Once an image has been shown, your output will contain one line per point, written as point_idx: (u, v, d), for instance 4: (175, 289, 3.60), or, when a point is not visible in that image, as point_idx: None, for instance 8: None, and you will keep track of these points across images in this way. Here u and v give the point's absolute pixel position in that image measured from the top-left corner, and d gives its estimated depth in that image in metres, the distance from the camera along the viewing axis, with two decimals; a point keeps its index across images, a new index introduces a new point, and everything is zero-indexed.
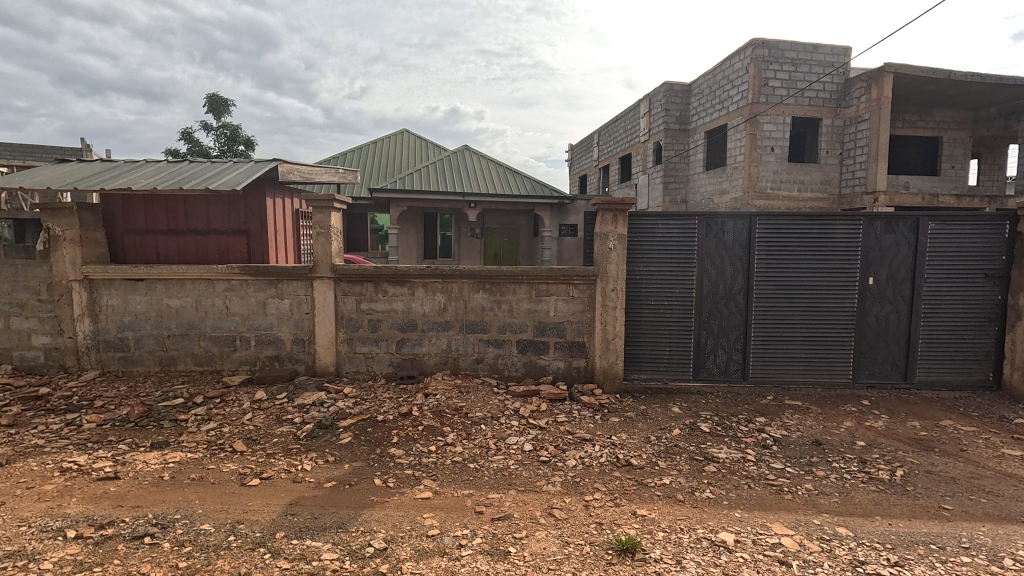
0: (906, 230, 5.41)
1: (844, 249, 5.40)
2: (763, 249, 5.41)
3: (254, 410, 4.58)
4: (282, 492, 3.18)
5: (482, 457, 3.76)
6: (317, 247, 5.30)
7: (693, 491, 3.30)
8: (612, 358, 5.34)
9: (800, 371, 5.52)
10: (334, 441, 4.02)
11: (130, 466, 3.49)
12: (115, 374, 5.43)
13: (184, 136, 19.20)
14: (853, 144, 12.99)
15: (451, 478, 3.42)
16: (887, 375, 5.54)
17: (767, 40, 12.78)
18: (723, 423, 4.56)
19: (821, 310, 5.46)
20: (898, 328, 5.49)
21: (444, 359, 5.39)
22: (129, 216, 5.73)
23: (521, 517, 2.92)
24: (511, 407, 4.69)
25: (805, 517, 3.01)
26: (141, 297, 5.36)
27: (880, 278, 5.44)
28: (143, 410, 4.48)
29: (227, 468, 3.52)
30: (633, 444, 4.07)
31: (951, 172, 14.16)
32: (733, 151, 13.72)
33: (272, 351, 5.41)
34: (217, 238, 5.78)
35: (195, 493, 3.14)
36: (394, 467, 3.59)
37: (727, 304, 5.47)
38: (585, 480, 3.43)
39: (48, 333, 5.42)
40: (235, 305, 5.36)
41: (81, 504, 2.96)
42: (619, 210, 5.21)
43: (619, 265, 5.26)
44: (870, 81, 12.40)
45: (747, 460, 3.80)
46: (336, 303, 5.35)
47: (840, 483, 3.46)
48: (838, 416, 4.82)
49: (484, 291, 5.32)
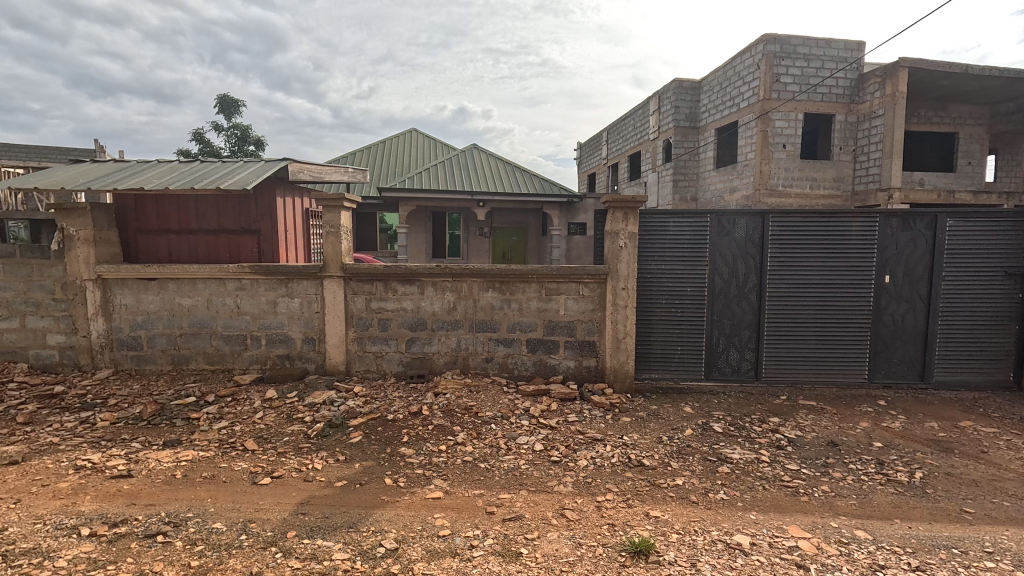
0: (923, 227, 5.30)
1: (859, 247, 5.30)
2: (777, 247, 5.33)
3: (265, 409, 4.59)
4: (292, 491, 3.18)
5: (492, 457, 3.74)
6: (328, 246, 5.31)
7: (707, 492, 3.26)
8: (623, 358, 5.28)
9: (814, 370, 5.44)
10: (344, 440, 4.01)
11: (143, 464, 3.51)
12: (128, 373, 5.48)
13: (196, 137, 19.43)
14: (867, 140, 12.79)
15: (462, 478, 3.40)
16: (904, 375, 5.44)
17: (779, 35, 12.60)
18: (736, 423, 4.51)
19: (836, 309, 5.37)
20: (915, 327, 5.39)
21: (454, 358, 5.38)
22: (141, 215, 5.78)
23: (533, 518, 2.89)
24: (521, 407, 4.67)
25: (822, 519, 2.96)
26: (154, 296, 5.41)
27: (897, 275, 5.33)
28: (156, 409, 4.51)
29: (239, 466, 3.53)
30: (645, 444, 4.03)
31: (967, 168, 13.89)
32: (743, 149, 13.56)
33: (282, 350, 5.43)
34: (228, 237, 5.81)
35: (207, 492, 3.15)
36: (404, 466, 3.58)
37: (739, 303, 5.40)
38: (596, 481, 3.40)
39: (62, 332, 5.48)
40: (246, 304, 5.39)
41: (95, 502, 2.98)
42: (630, 208, 5.16)
43: (630, 264, 5.20)
44: (884, 76, 12.20)
45: (761, 461, 3.74)
46: (346, 302, 5.36)
47: (858, 486, 3.39)
48: (854, 417, 4.74)
49: (493, 290, 5.30)
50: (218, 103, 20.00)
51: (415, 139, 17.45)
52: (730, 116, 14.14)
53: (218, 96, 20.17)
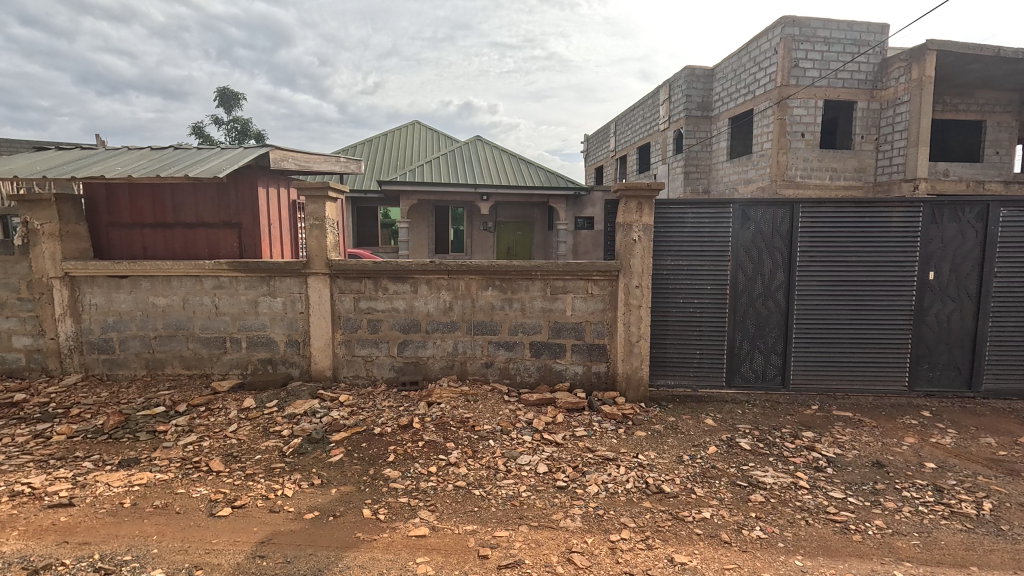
0: (973, 217, 4.74)
1: (900, 241, 4.76)
2: (807, 241, 4.80)
3: (240, 422, 4.16)
4: (254, 526, 2.72)
5: (488, 482, 3.26)
6: (312, 240, 4.84)
7: (740, 529, 2.76)
8: (636, 363, 4.78)
9: (848, 377, 4.92)
10: (323, 459, 3.56)
11: (89, 490, 3.08)
12: (99, 378, 5.07)
13: (195, 131, 19.01)
14: (890, 128, 12.13)
15: (454, 510, 2.92)
16: (948, 382, 4.90)
17: (798, 18, 11.96)
18: (766, 439, 4.00)
19: (872, 310, 4.84)
20: (962, 329, 4.84)
21: (450, 363, 4.91)
22: (114, 207, 5.33)
23: (535, 565, 2.41)
24: (524, 420, 4.19)
25: (884, 566, 2.46)
26: (126, 295, 4.98)
27: (942, 271, 4.79)
28: (120, 421, 4.08)
29: (198, 493, 3.08)
30: (664, 465, 3.54)
31: (995, 157, 13.17)
32: (759, 138, 12.95)
33: (265, 353, 4.99)
34: (207, 231, 5.35)
35: (155, 526, 2.70)
36: (387, 493, 3.11)
37: (765, 303, 4.88)
38: (609, 513, 2.91)
39: (29, 334, 5.07)
40: (224, 304, 4.95)
41: (20, 541, 2.54)
42: (645, 197, 4.65)
43: (644, 259, 4.68)
44: (910, 60, 11.57)
45: (800, 488, 3.24)
46: (333, 302, 4.90)
47: (917, 520, 2.88)
48: (898, 430, 4.22)
49: (494, 288, 4.81)
50: (217, 98, 19.60)
51: (417, 131, 16.98)
52: (745, 104, 13.52)
53: (217, 91, 19.82)
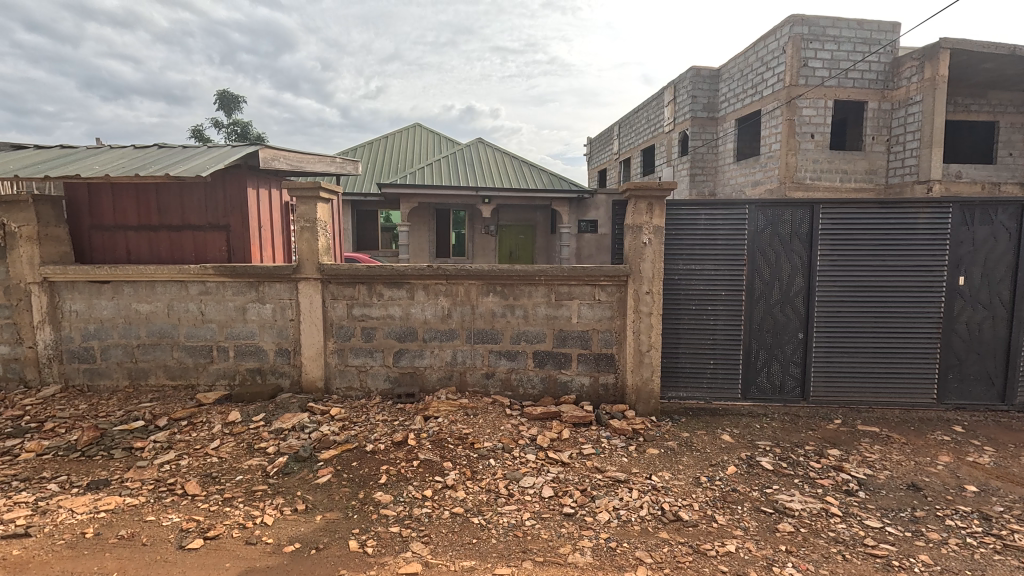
0: (1006, 218, 4.45)
1: (928, 243, 4.47)
2: (828, 244, 4.52)
3: (223, 437, 3.88)
4: (226, 562, 2.43)
5: (489, 508, 2.97)
6: (303, 243, 4.57)
7: (770, 566, 2.46)
8: (647, 374, 4.49)
9: (872, 389, 4.62)
10: (309, 481, 3.28)
11: (49, 517, 2.80)
12: (79, 389, 4.80)
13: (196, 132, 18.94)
14: (902, 129, 11.85)
15: (450, 542, 2.63)
16: (981, 395, 4.60)
17: (806, 16, 11.72)
18: (790, 458, 3.69)
19: (897, 317, 4.54)
20: (995, 338, 4.54)
21: (448, 374, 4.62)
22: (97, 208, 5.08)
23: None
24: (527, 436, 3.90)
25: None
26: (107, 301, 4.72)
27: (973, 276, 4.49)
28: (94, 436, 3.81)
29: (169, 521, 2.79)
30: (680, 487, 3.25)
31: (1008, 159, 12.83)
32: (767, 139, 12.68)
33: (253, 363, 4.71)
34: (193, 234, 5.10)
35: (115, 562, 2.42)
36: (377, 521, 2.82)
37: (783, 309, 4.58)
38: (623, 546, 2.61)
39: (6, 343, 4.81)
40: (211, 311, 4.68)
41: None
42: (656, 197, 4.36)
43: (656, 263, 4.40)
44: (922, 59, 11.30)
45: (831, 516, 2.93)
46: (324, 309, 4.62)
47: (967, 556, 2.57)
48: (931, 448, 3.91)
49: (495, 294, 4.54)
50: (217, 99, 19.48)
51: (418, 133, 16.80)
52: (753, 104, 13.25)
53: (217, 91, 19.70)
